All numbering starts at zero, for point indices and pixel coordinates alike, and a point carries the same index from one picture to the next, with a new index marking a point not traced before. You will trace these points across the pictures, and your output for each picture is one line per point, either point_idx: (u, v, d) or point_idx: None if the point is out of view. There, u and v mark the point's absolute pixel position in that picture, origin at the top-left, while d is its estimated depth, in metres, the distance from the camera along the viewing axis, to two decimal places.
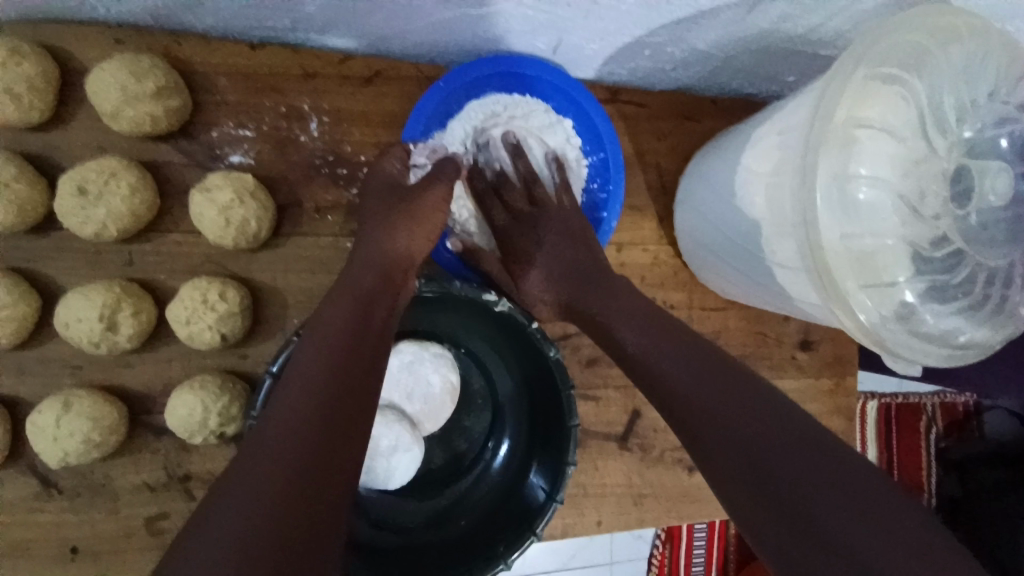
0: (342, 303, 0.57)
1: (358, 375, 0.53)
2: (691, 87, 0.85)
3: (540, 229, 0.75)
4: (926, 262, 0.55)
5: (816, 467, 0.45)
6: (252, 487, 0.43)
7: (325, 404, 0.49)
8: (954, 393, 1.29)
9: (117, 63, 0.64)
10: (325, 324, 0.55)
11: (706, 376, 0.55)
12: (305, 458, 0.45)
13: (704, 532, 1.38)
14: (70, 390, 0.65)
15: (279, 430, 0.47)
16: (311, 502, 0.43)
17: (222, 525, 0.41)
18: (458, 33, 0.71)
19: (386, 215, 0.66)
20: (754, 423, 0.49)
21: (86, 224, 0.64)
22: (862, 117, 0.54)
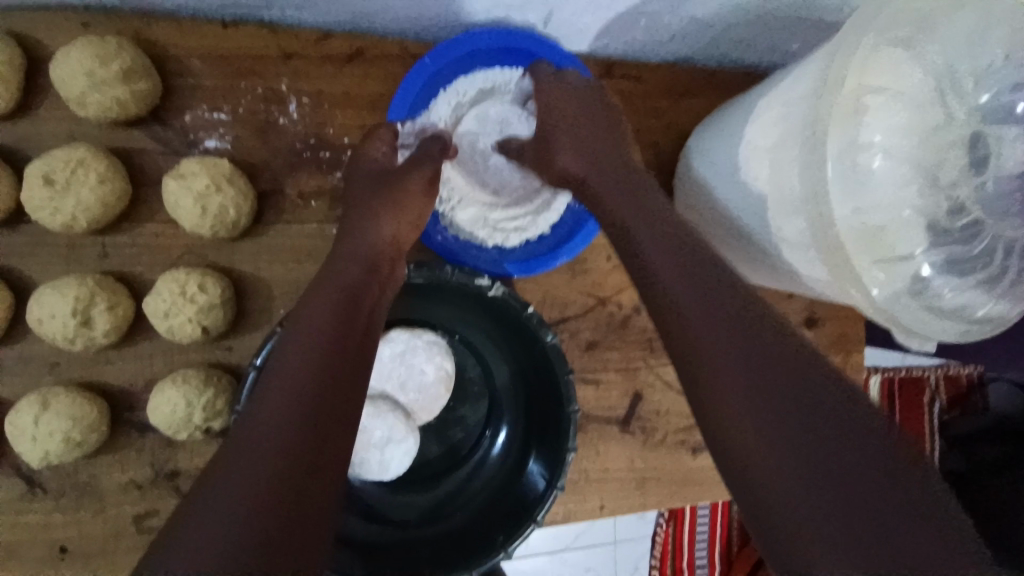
0: (324, 295, 0.54)
1: (345, 370, 0.50)
2: (691, 58, 0.81)
3: (548, 130, 0.66)
4: (942, 234, 0.52)
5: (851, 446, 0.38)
6: (231, 489, 0.40)
7: (310, 400, 0.46)
8: (958, 365, 1.29)
9: (82, 46, 0.61)
10: (307, 316, 0.52)
11: (721, 312, 0.46)
12: (291, 458, 0.42)
13: (707, 511, 1.38)
14: (49, 389, 0.63)
15: (262, 428, 0.44)
16: (298, 503, 0.41)
17: (200, 530, 0.38)
18: (443, 6, 0.67)
19: (368, 202, 0.63)
20: (790, 389, 0.41)
21: (55, 216, 0.61)
22: (873, 82, 0.51)
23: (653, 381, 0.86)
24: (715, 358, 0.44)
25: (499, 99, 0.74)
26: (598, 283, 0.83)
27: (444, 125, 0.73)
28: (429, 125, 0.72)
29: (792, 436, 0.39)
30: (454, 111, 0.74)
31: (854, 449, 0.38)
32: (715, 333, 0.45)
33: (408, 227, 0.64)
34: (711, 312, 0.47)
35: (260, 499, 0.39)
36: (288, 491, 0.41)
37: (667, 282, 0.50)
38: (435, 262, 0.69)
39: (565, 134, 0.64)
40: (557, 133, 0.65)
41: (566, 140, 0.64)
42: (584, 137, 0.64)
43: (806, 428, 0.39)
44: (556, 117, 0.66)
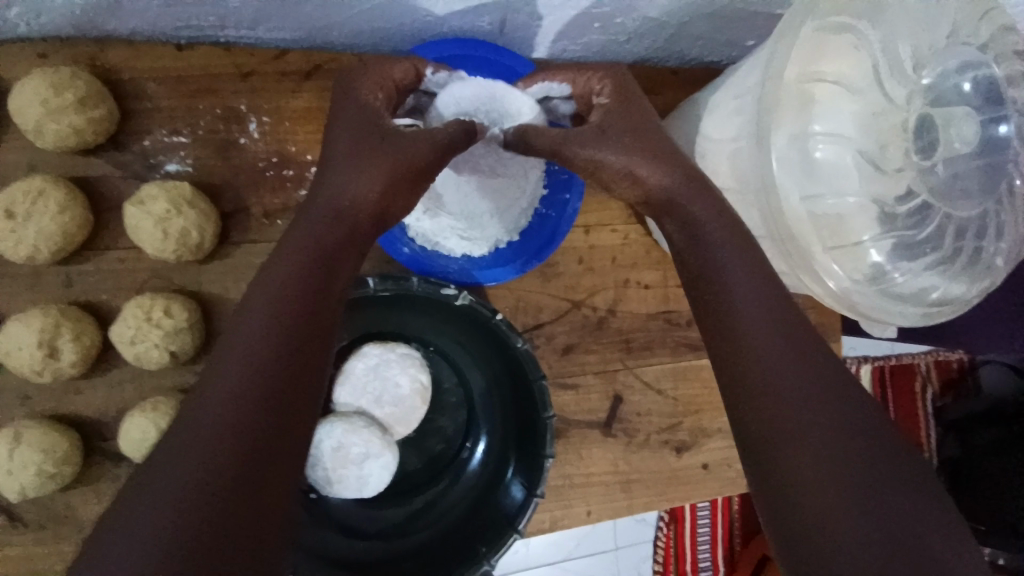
0: (291, 261, 0.50)
1: (312, 346, 0.47)
2: (650, 59, 0.82)
3: (597, 134, 0.60)
4: (890, 219, 0.53)
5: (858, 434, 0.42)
6: (177, 479, 0.38)
7: (269, 381, 0.43)
8: (947, 351, 1.31)
9: (37, 77, 0.61)
10: (267, 285, 0.48)
11: (762, 303, 0.50)
12: (248, 441, 0.40)
13: (707, 509, 1.37)
14: (19, 422, 0.63)
15: (213, 409, 0.41)
16: (252, 493, 0.39)
17: (139, 524, 0.36)
18: (397, 18, 0.68)
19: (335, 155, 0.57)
20: (818, 390, 0.45)
21: (17, 247, 0.60)
22: (816, 72, 0.51)
23: (632, 381, 0.87)
24: (763, 348, 0.48)
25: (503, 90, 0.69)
26: (571, 286, 0.84)
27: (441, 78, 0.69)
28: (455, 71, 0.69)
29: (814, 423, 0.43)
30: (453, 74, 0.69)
31: (857, 436, 0.42)
32: (756, 326, 0.49)
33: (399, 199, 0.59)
34: (753, 303, 0.50)
35: (208, 490, 0.37)
36: (245, 477, 0.39)
37: (714, 259, 0.54)
38: (401, 275, 0.70)
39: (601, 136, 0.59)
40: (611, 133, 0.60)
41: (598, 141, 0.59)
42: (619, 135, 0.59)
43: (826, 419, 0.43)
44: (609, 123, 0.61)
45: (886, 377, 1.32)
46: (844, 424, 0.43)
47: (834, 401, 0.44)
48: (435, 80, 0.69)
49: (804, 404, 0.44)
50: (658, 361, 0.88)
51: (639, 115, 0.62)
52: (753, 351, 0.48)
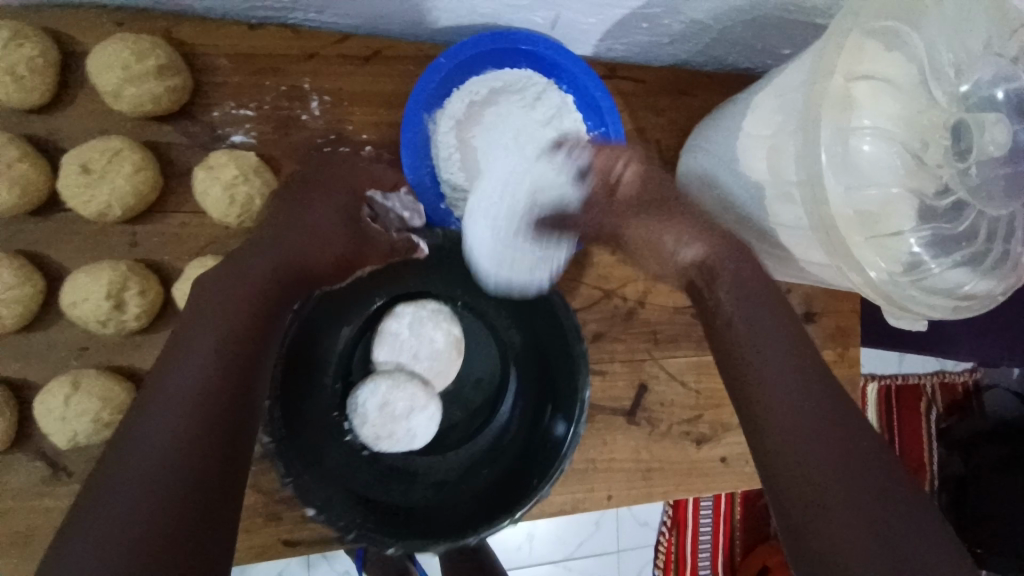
0: (235, 288, 0.54)
1: (251, 374, 0.51)
2: (687, 62, 0.87)
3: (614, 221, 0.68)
4: (929, 211, 0.55)
5: (834, 436, 0.50)
6: (129, 483, 0.42)
7: (215, 394, 0.48)
8: (953, 372, 1.35)
9: (117, 43, 0.63)
10: (211, 311, 0.52)
11: (767, 323, 0.58)
12: (191, 449, 0.45)
13: (710, 515, 1.38)
14: (78, 371, 0.64)
15: (156, 427, 0.45)
16: (202, 488, 0.44)
17: (94, 523, 0.41)
18: (456, 9, 0.71)
19: (298, 200, 0.63)
20: (809, 394, 0.53)
21: (90, 203, 0.63)
22: (862, 71, 0.54)
23: (657, 372, 0.89)
24: (772, 382, 0.54)
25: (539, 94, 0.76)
26: (604, 276, 0.87)
27: (464, 102, 0.75)
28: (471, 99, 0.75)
29: (803, 419, 0.51)
30: (470, 97, 0.75)
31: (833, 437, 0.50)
32: (759, 337, 0.57)
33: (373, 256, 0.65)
34: (755, 323, 0.58)
35: (154, 495, 0.42)
36: (189, 478, 0.44)
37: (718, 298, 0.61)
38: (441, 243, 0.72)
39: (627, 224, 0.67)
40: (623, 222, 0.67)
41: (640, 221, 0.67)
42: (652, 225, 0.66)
43: (814, 419, 0.51)
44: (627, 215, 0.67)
45: (894, 396, 1.35)
46: (819, 428, 0.51)
47: (814, 407, 0.52)
48: (456, 110, 0.75)
49: (811, 431, 0.51)
50: (683, 354, 0.90)
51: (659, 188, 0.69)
52: (766, 382, 0.54)
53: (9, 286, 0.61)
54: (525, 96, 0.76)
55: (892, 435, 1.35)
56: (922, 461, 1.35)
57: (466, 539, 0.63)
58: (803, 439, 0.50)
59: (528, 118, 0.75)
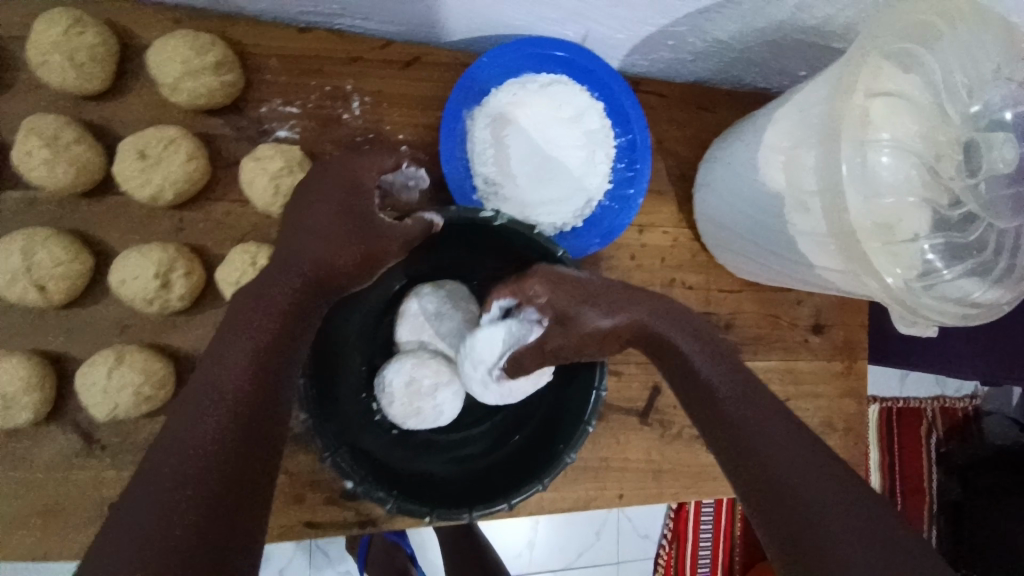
0: (268, 299, 0.55)
1: (275, 385, 0.53)
2: (707, 79, 0.91)
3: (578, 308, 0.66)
4: (942, 220, 0.59)
5: (809, 471, 0.53)
6: (158, 495, 0.44)
7: (242, 406, 0.49)
8: (953, 397, 1.35)
9: (177, 39, 0.67)
10: (244, 321, 0.53)
11: (725, 368, 0.63)
12: (217, 460, 0.46)
13: (710, 529, 1.40)
14: (122, 345, 0.67)
15: (184, 440, 0.46)
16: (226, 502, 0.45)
17: (127, 531, 0.42)
18: (495, 20, 0.76)
19: (310, 196, 0.62)
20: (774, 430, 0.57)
21: (144, 187, 0.66)
22: (880, 89, 0.58)
23: None
24: (731, 413, 0.59)
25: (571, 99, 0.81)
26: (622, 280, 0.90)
27: (506, 96, 0.79)
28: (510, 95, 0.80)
29: (779, 453, 0.55)
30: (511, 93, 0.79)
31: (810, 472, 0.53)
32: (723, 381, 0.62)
33: (392, 245, 0.63)
34: (716, 368, 0.63)
35: (182, 508, 0.43)
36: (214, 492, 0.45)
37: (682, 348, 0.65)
38: (468, 231, 0.75)
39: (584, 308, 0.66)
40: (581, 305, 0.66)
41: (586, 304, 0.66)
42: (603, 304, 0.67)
43: (787, 454, 0.55)
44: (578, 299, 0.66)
45: (894, 417, 1.36)
46: (791, 463, 0.54)
47: (787, 442, 0.56)
48: (497, 104, 0.79)
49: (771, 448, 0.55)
50: None
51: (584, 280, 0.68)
52: (726, 411, 0.60)
53: (62, 262, 0.64)
54: (555, 99, 0.81)
55: (891, 459, 1.36)
56: (921, 486, 1.35)
57: (503, 504, 0.69)
58: (784, 475, 0.53)
59: (558, 119, 0.81)
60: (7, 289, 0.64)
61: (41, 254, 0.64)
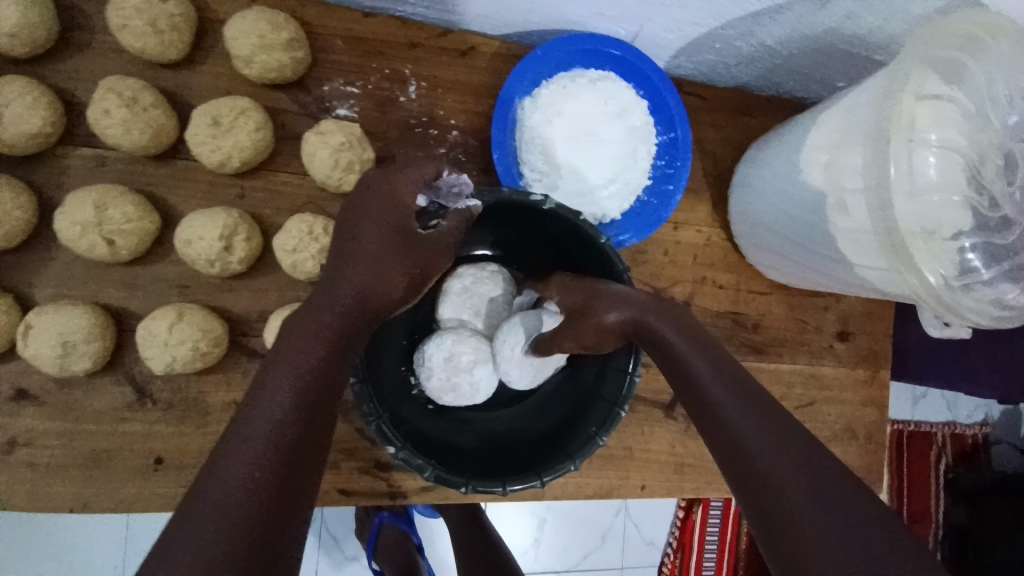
0: (314, 327, 0.55)
1: (331, 396, 0.53)
2: (748, 85, 0.94)
3: (596, 301, 0.65)
4: (983, 221, 0.61)
5: (822, 492, 0.46)
6: (220, 497, 0.43)
7: (305, 414, 0.49)
8: (964, 423, 1.34)
9: (254, 15, 0.71)
10: (304, 333, 0.54)
11: (723, 377, 0.56)
12: (279, 464, 0.46)
13: (716, 541, 1.38)
14: (182, 303, 0.70)
15: (248, 444, 0.46)
16: (280, 509, 0.44)
17: (188, 534, 0.41)
18: (552, 14, 0.79)
19: (356, 213, 0.62)
20: (783, 441, 0.50)
21: (213, 152, 0.69)
22: (928, 93, 0.61)
23: None
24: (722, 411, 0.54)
25: (614, 96, 0.83)
26: (656, 274, 0.92)
27: (552, 87, 0.82)
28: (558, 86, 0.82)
29: (781, 466, 0.48)
30: (558, 85, 0.82)
31: (819, 489, 0.46)
32: (723, 391, 0.55)
33: (434, 256, 0.66)
34: (716, 377, 0.57)
35: (245, 512, 0.42)
36: (276, 497, 0.44)
37: (683, 355, 0.60)
38: (513, 212, 0.77)
39: (609, 305, 0.65)
40: (602, 292, 0.66)
41: (616, 302, 0.65)
42: (624, 298, 0.65)
43: (795, 466, 0.48)
44: (600, 296, 0.66)
45: (903, 440, 1.34)
46: (794, 481, 0.47)
47: (796, 453, 0.49)
48: (544, 94, 0.82)
49: (763, 450, 0.49)
50: None
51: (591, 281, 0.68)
52: (719, 409, 0.54)
53: (132, 218, 0.67)
54: (598, 94, 0.83)
55: (900, 481, 1.33)
56: (928, 511, 1.32)
57: (535, 480, 0.70)
58: (790, 496, 0.46)
59: (601, 112, 0.83)
60: (76, 241, 0.66)
61: (112, 209, 0.66)
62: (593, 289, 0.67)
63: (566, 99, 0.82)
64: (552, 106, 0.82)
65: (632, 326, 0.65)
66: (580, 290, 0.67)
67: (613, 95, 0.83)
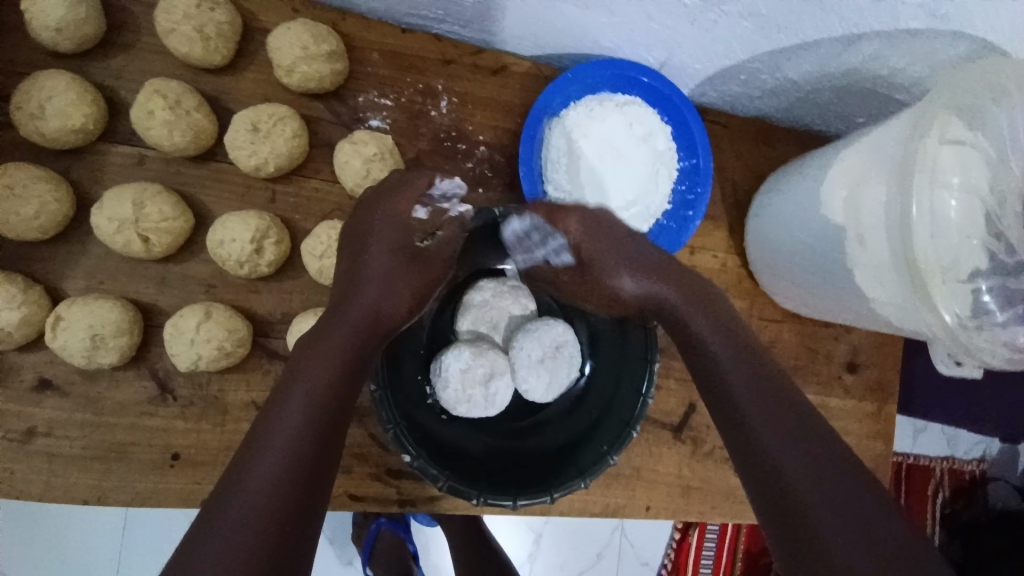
0: (336, 341, 0.59)
1: (344, 410, 0.56)
2: (769, 116, 0.96)
3: (603, 256, 0.69)
4: (1000, 263, 0.62)
5: (840, 497, 0.49)
6: (244, 505, 0.47)
7: (319, 427, 0.53)
8: (964, 459, 1.31)
9: (298, 26, 0.73)
10: (320, 349, 0.58)
11: (747, 371, 0.58)
12: (295, 476, 0.49)
13: (710, 561, 1.39)
14: (210, 302, 0.71)
15: (267, 455, 0.50)
16: (297, 519, 0.48)
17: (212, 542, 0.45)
18: (584, 39, 0.81)
19: (365, 229, 0.67)
20: (803, 443, 0.52)
21: (250, 157, 0.71)
22: (952, 136, 0.62)
23: None
24: (743, 401, 0.56)
25: (640, 120, 0.84)
26: None
27: (579, 109, 0.83)
28: (586, 108, 0.84)
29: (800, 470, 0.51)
30: (586, 107, 0.84)
31: (837, 494, 0.49)
32: (747, 387, 0.57)
33: (439, 267, 0.71)
34: (740, 371, 0.59)
35: (263, 522, 0.46)
36: (293, 507, 0.48)
37: (709, 343, 0.62)
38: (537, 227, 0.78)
39: (619, 263, 0.68)
40: (610, 257, 0.69)
41: (626, 262, 0.68)
42: (639, 260, 0.69)
43: (812, 470, 0.50)
44: (617, 258, 0.69)
45: (903, 474, 1.31)
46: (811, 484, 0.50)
47: (815, 455, 0.51)
48: (571, 115, 0.83)
49: (772, 440, 0.53)
50: None
51: (619, 236, 0.71)
52: (738, 406, 0.57)
53: (167, 217, 0.69)
54: (625, 118, 0.84)
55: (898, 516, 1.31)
56: None
57: (546, 497, 0.71)
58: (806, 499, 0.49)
59: (626, 135, 0.84)
60: (112, 237, 0.68)
61: (149, 207, 0.68)
62: (610, 237, 0.70)
63: (593, 121, 0.83)
64: (580, 127, 0.83)
65: (642, 297, 0.68)
66: (586, 246, 0.70)
67: (639, 120, 0.84)
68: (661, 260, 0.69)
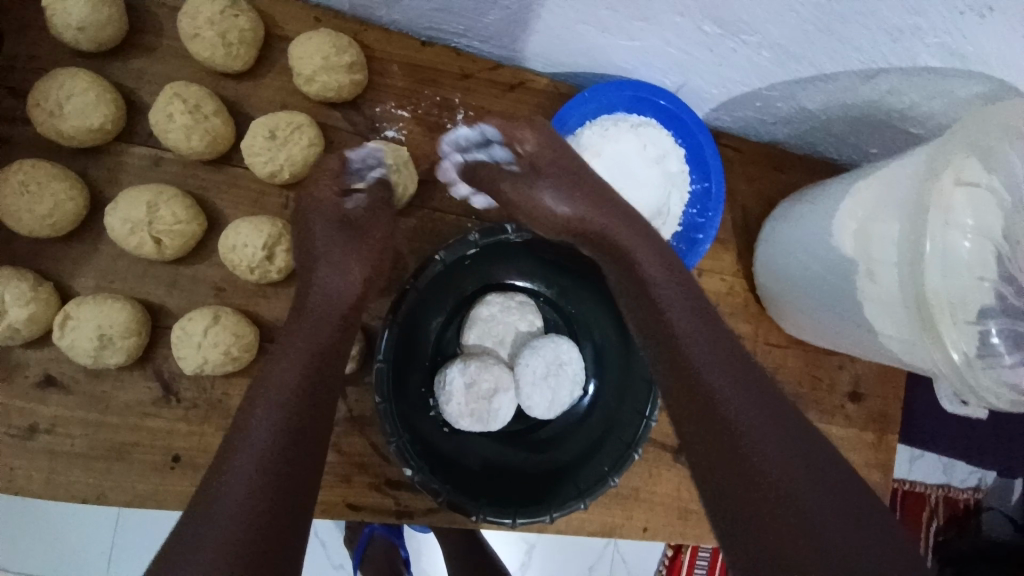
0: (292, 358, 0.62)
1: (314, 406, 0.60)
2: (783, 142, 0.96)
3: (540, 173, 0.72)
4: (1008, 306, 0.63)
5: (815, 482, 0.53)
6: (225, 508, 0.53)
7: (290, 428, 0.58)
8: (958, 487, 1.32)
9: (319, 35, 0.73)
10: (287, 353, 0.62)
11: (721, 357, 0.61)
12: (271, 479, 0.55)
13: None
14: (218, 306, 0.71)
15: (244, 461, 0.55)
16: (276, 514, 0.54)
17: (198, 543, 0.51)
18: (603, 60, 0.82)
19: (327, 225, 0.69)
20: (778, 432, 0.56)
21: (266, 164, 0.71)
22: (968, 178, 0.62)
23: None
24: (728, 398, 0.58)
25: (652, 142, 0.85)
26: None
27: (594, 129, 0.84)
28: (600, 128, 0.84)
29: (781, 457, 0.54)
30: (601, 127, 0.84)
31: (814, 481, 0.53)
32: (724, 377, 0.59)
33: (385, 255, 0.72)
34: (711, 354, 0.60)
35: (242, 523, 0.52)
36: (270, 507, 0.53)
37: (681, 328, 0.62)
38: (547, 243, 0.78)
39: (549, 182, 0.71)
40: (551, 170, 0.72)
41: (553, 185, 0.71)
42: (571, 183, 0.71)
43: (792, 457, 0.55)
44: (552, 175, 0.72)
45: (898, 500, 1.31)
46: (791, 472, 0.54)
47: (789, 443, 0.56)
48: (586, 136, 0.84)
49: (752, 429, 0.56)
50: None
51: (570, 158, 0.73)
52: (716, 394, 0.58)
53: (180, 220, 0.69)
54: (637, 140, 0.85)
55: None
56: None
57: (545, 516, 0.71)
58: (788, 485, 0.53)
59: (638, 158, 0.85)
60: (125, 237, 0.68)
61: (163, 210, 0.68)
62: (559, 156, 0.73)
63: (606, 142, 0.84)
64: (593, 147, 0.84)
65: (570, 221, 0.70)
66: (529, 158, 0.72)
67: (651, 142, 0.85)
68: (608, 196, 0.71)
